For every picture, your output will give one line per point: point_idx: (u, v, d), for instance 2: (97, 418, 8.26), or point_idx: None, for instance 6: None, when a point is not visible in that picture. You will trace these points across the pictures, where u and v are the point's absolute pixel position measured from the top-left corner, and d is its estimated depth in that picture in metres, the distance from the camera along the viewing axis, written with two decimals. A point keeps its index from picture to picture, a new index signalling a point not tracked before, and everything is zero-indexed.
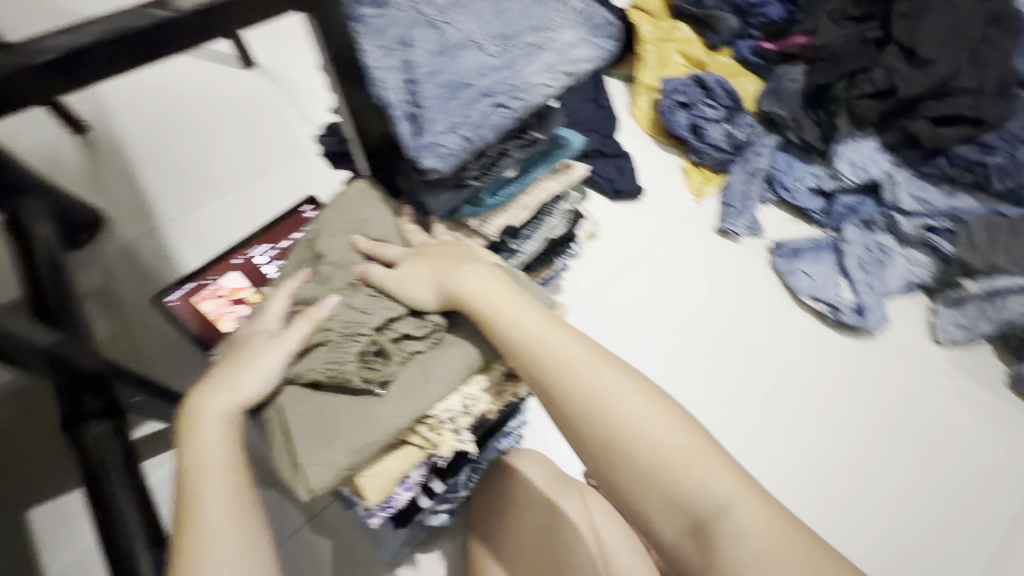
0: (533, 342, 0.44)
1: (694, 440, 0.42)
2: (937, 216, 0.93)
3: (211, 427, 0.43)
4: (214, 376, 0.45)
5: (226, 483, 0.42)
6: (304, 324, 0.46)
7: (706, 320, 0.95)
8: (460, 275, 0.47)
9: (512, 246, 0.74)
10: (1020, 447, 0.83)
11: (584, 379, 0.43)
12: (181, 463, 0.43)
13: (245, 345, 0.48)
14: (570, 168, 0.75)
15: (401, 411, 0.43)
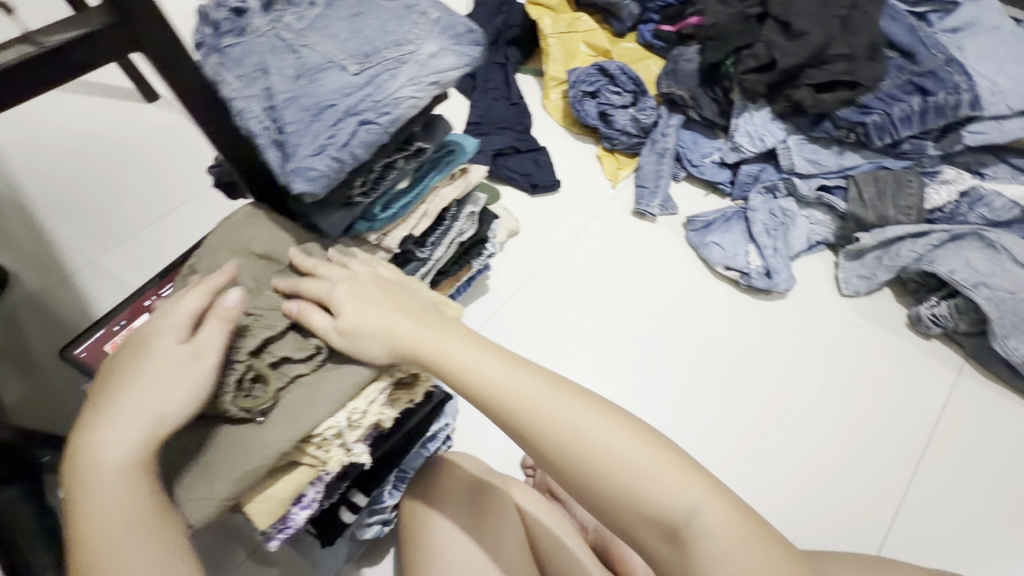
0: (495, 386, 0.47)
1: (658, 452, 0.44)
2: (830, 177, 0.99)
3: (117, 475, 0.41)
4: (118, 414, 0.41)
5: (142, 528, 0.41)
6: (221, 330, 0.46)
7: (630, 301, 0.99)
8: (410, 326, 0.49)
9: (419, 254, 0.76)
10: (921, 383, 0.90)
11: (548, 414, 0.45)
12: (87, 508, 0.41)
13: (148, 358, 0.44)
14: (469, 173, 0.77)
15: (281, 433, 0.45)
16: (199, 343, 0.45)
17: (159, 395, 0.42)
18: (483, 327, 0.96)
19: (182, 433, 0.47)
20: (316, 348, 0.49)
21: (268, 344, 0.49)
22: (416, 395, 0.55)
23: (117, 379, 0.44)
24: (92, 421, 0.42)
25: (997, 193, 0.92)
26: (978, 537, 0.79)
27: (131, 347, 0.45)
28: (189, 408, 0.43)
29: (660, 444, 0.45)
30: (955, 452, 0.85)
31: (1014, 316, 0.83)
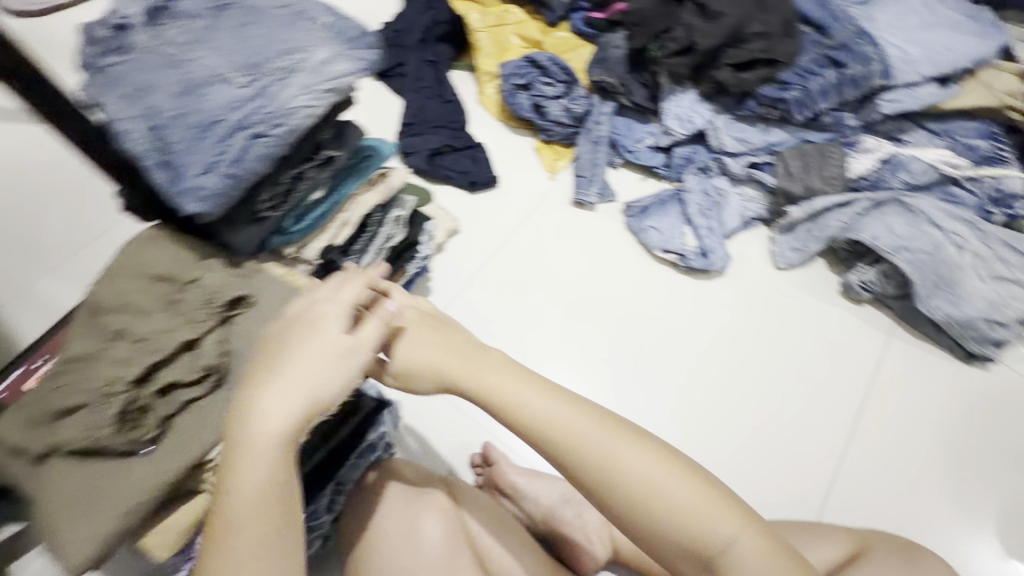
0: (543, 420, 0.49)
1: (694, 484, 0.46)
2: (759, 154, 1.00)
3: (268, 447, 0.45)
4: (282, 388, 0.47)
5: (269, 506, 0.45)
6: (375, 326, 0.52)
7: (573, 291, 0.99)
8: (467, 367, 0.53)
9: (344, 262, 0.75)
10: (854, 347, 0.93)
11: (594, 447, 0.47)
12: (227, 476, 0.45)
13: (313, 339, 0.50)
14: (389, 177, 0.76)
15: (175, 461, 0.48)
16: (358, 340, 0.50)
17: (323, 380, 0.48)
18: None
19: (71, 471, 0.47)
20: (206, 373, 0.51)
21: (155, 370, 0.50)
22: None
23: (283, 349, 0.50)
24: (254, 390, 0.47)
25: (915, 157, 0.95)
26: (914, 492, 0.82)
27: (298, 327, 0.51)
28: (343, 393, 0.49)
29: (698, 476, 0.47)
30: (889, 411, 0.88)
31: (935, 276, 0.87)
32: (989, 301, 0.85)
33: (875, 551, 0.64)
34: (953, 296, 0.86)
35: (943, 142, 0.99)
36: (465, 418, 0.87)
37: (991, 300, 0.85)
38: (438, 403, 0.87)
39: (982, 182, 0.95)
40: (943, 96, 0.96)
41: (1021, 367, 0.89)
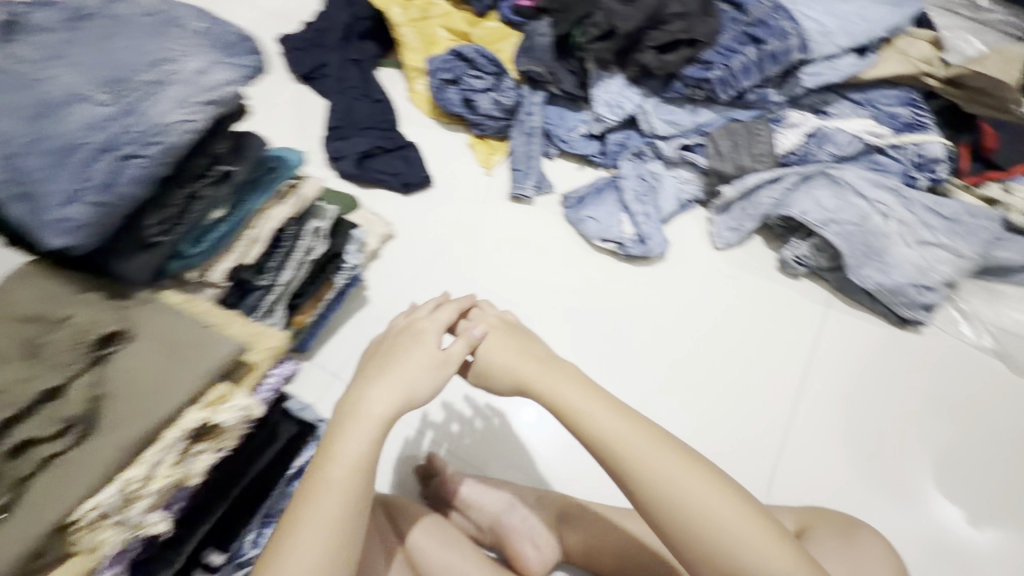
0: (606, 431, 0.55)
1: (750, 523, 0.50)
2: (690, 136, 1.00)
3: (369, 424, 0.53)
4: (386, 381, 0.56)
5: (348, 476, 0.51)
6: (461, 343, 0.61)
7: (515, 290, 0.97)
8: (548, 382, 0.58)
9: (259, 282, 0.71)
10: (794, 322, 0.94)
11: (653, 463, 0.52)
12: (327, 443, 0.53)
13: (412, 346, 0.60)
14: (300, 188, 0.73)
15: (27, 529, 0.39)
16: (448, 354, 0.60)
17: (416, 381, 0.57)
18: (365, 342, 0.91)
19: None
20: (69, 422, 0.42)
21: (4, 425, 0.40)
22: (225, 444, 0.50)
23: (387, 349, 0.60)
24: (362, 379, 0.57)
25: (839, 129, 0.97)
26: (858, 464, 0.83)
27: (402, 337, 0.61)
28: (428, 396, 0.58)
29: (753, 511, 0.51)
30: (831, 386, 0.89)
31: (863, 246, 0.88)
32: (917, 267, 0.87)
33: (813, 530, 0.65)
34: (883, 264, 0.88)
35: (866, 112, 1.00)
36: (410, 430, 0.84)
37: (918, 265, 0.87)
38: None
39: (904, 148, 0.97)
40: (862, 67, 0.97)
41: (950, 329, 0.92)
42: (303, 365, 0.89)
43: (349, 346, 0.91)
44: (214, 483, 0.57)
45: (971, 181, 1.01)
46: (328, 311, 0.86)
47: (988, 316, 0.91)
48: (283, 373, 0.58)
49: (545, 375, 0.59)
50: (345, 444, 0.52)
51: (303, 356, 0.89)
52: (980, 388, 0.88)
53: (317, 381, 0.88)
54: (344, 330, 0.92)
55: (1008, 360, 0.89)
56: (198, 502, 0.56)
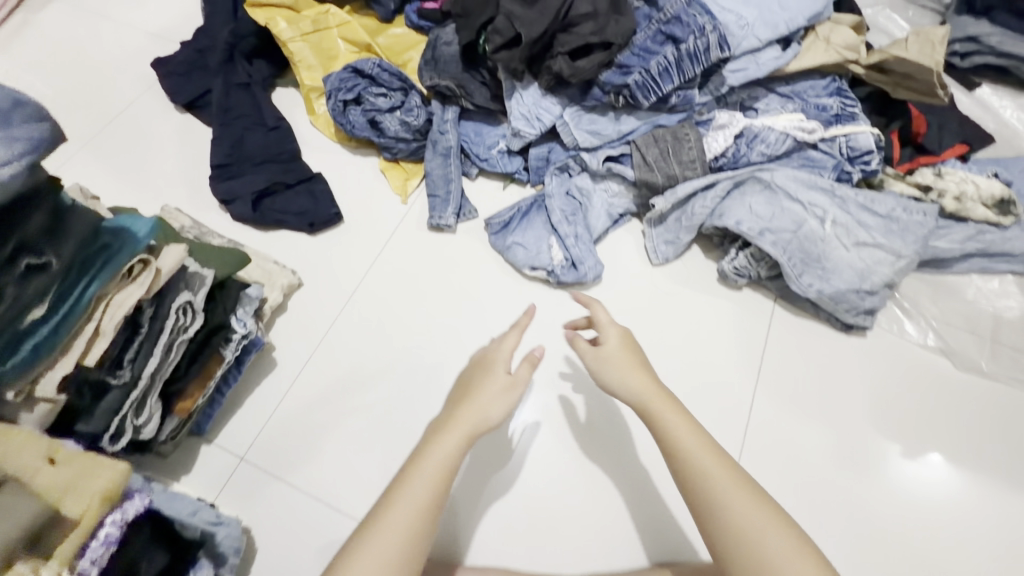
0: (683, 447, 0.61)
1: (786, 538, 0.55)
2: (616, 146, 0.93)
3: (456, 434, 0.65)
4: (469, 402, 0.68)
5: (433, 477, 0.62)
6: (527, 366, 0.71)
7: (444, 332, 0.88)
8: (642, 392, 0.66)
9: (115, 378, 0.59)
10: (741, 337, 0.89)
11: (718, 482, 0.58)
12: (424, 446, 0.65)
13: (490, 372, 0.71)
14: (156, 262, 0.60)
15: None
16: (516, 378, 0.70)
17: (493, 403, 0.68)
18: (275, 412, 0.80)
19: None
20: None
21: None
22: None
23: (474, 376, 0.73)
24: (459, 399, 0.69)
25: (768, 127, 0.92)
26: (811, 487, 0.80)
27: (482, 369, 0.73)
28: (499, 415, 0.67)
29: (791, 532, 0.56)
30: (781, 403, 0.85)
31: (801, 253, 0.83)
32: (856, 271, 0.82)
33: None
34: (822, 270, 0.83)
35: (795, 105, 0.95)
36: (333, 511, 0.75)
37: (857, 269, 0.82)
38: (303, 500, 0.76)
39: (834, 140, 0.93)
40: (786, 59, 0.92)
41: (895, 328, 0.89)
42: (206, 447, 0.78)
43: (257, 420, 0.80)
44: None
45: (904, 170, 0.98)
46: (224, 386, 0.75)
47: (928, 312, 0.89)
48: (125, 514, 0.52)
49: (645, 383, 0.66)
50: (433, 451, 0.64)
51: (204, 436, 0.78)
52: (927, 388, 0.86)
53: (223, 466, 0.77)
54: (251, 401, 0.81)
55: (952, 356, 0.87)
56: None
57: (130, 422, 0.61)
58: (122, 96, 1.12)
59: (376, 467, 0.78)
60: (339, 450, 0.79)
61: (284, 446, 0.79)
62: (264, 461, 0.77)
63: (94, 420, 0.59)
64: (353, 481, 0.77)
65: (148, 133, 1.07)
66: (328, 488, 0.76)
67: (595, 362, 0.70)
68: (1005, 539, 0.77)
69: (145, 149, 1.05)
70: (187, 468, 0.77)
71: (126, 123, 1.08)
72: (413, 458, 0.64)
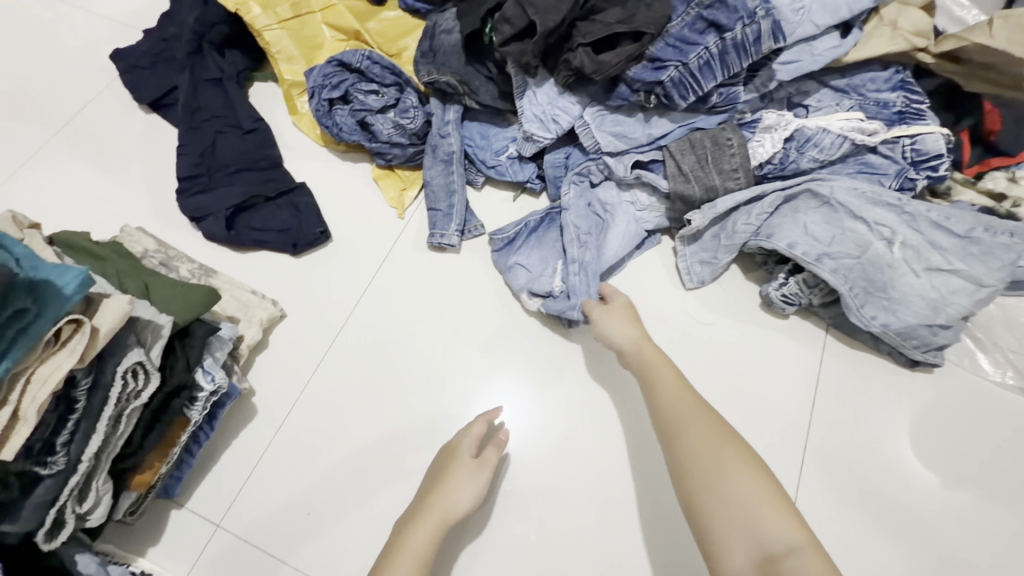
0: (660, 395, 0.63)
1: (748, 476, 0.53)
2: (645, 152, 0.80)
3: (434, 520, 0.62)
4: (443, 485, 0.65)
5: (425, 530, 0.62)
6: (494, 451, 0.68)
7: (448, 369, 0.77)
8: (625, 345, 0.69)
9: (45, 468, 0.48)
10: (788, 372, 0.78)
11: (689, 425, 0.58)
12: (414, 507, 0.65)
13: (456, 456, 0.67)
14: (92, 321, 0.48)
15: None
16: (484, 460, 0.67)
17: (463, 492, 0.64)
18: (257, 467, 0.70)
19: None
20: None
21: None
22: None
23: (439, 458, 0.69)
24: (435, 485, 0.66)
25: (823, 129, 0.78)
26: (874, 552, 0.70)
27: (446, 453, 0.69)
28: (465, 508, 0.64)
29: (757, 476, 0.53)
30: (835, 449, 0.75)
31: (864, 281, 0.74)
32: (927, 303, 0.73)
33: None
34: (888, 302, 0.74)
35: (850, 101, 0.83)
36: None
37: (929, 299, 0.73)
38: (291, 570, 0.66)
39: (897, 142, 0.81)
40: (846, 48, 0.78)
41: (967, 362, 0.78)
42: (178, 511, 0.68)
43: (236, 478, 0.70)
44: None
45: (972, 174, 0.85)
46: (194, 446, 0.65)
47: (1007, 344, 0.77)
48: None
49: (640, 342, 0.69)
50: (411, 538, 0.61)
51: (174, 499, 0.68)
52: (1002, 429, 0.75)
53: (197, 534, 0.67)
54: (229, 456, 0.71)
55: None
56: None
57: (70, 511, 0.51)
58: (81, 93, 0.98)
59: (375, 532, 0.68)
60: (332, 511, 0.69)
61: (268, 509, 0.69)
62: (244, 526, 0.68)
63: (24, 519, 0.48)
64: (348, 549, 0.67)
65: (110, 137, 0.94)
66: (319, 555, 0.67)
67: (601, 318, 0.72)
68: None
69: (106, 158, 0.92)
70: (155, 537, 0.67)
71: (85, 127, 0.95)
72: (414, 503, 0.65)
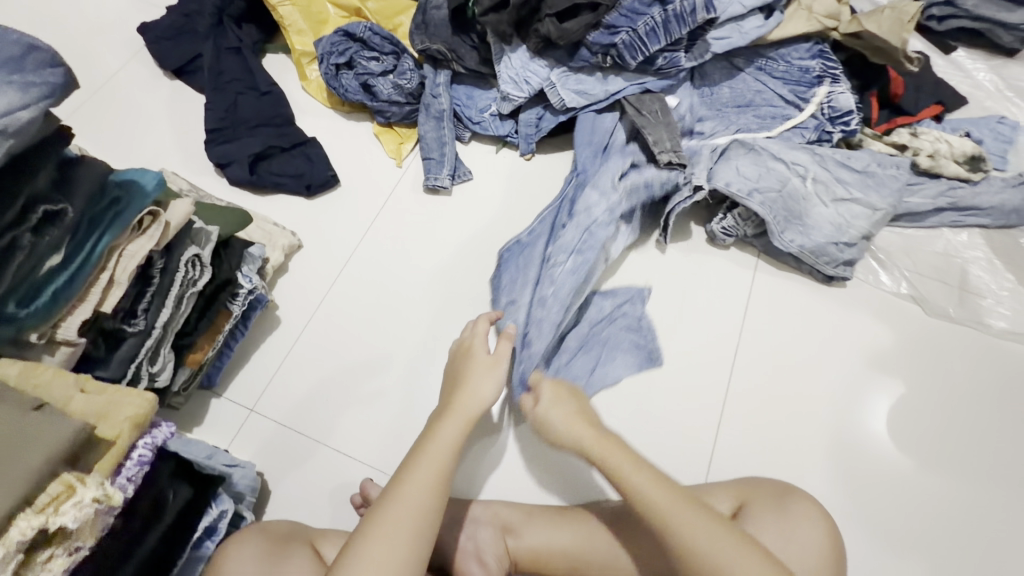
0: (643, 495, 0.59)
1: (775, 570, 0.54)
2: (630, 148, 0.93)
3: (460, 417, 0.67)
4: (469, 383, 0.71)
5: (454, 428, 0.66)
6: (506, 343, 0.76)
7: (442, 288, 0.91)
8: (583, 440, 0.66)
9: (130, 326, 0.61)
10: (727, 290, 0.94)
11: (697, 529, 0.56)
12: (433, 421, 0.68)
13: (473, 355, 0.76)
14: (165, 216, 0.61)
15: None
16: (497, 355, 0.75)
17: (486, 386, 0.71)
18: (281, 366, 0.84)
19: None
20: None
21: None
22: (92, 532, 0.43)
23: (455, 366, 0.77)
24: (461, 386, 0.71)
25: (719, 131, 0.98)
26: (794, 423, 0.84)
27: (462, 358, 0.76)
28: (481, 406, 0.69)
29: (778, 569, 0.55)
30: (765, 345, 0.90)
31: (785, 211, 0.89)
32: (835, 226, 0.89)
33: (750, 504, 0.71)
34: (803, 227, 0.90)
35: (775, 72, 0.99)
36: (340, 455, 0.79)
37: (837, 223, 0.90)
38: (313, 444, 0.80)
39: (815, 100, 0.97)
40: (769, 28, 0.95)
41: (871, 279, 0.94)
42: (217, 400, 0.81)
43: (265, 373, 0.83)
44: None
45: (881, 130, 1.02)
46: (231, 340, 0.78)
47: (902, 263, 0.95)
48: (155, 440, 0.50)
49: (595, 439, 0.65)
50: (442, 430, 0.65)
51: (214, 389, 0.82)
52: (917, 370, 0.88)
53: (234, 417, 0.81)
54: (259, 357, 0.84)
55: (923, 303, 0.92)
56: None
57: (145, 369, 0.64)
58: (111, 61, 1.11)
59: (382, 417, 0.81)
60: (347, 400, 0.82)
61: (292, 398, 0.82)
62: (272, 413, 0.81)
63: (112, 369, 0.61)
64: (361, 429, 0.81)
65: (141, 99, 1.07)
66: (336, 433, 0.80)
67: (546, 409, 0.70)
68: (974, 469, 0.82)
69: (137, 117, 1.05)
70: (199, 419, 0.80)
71: (116, 91, 1.08)
72: (436, 413, 0.69)
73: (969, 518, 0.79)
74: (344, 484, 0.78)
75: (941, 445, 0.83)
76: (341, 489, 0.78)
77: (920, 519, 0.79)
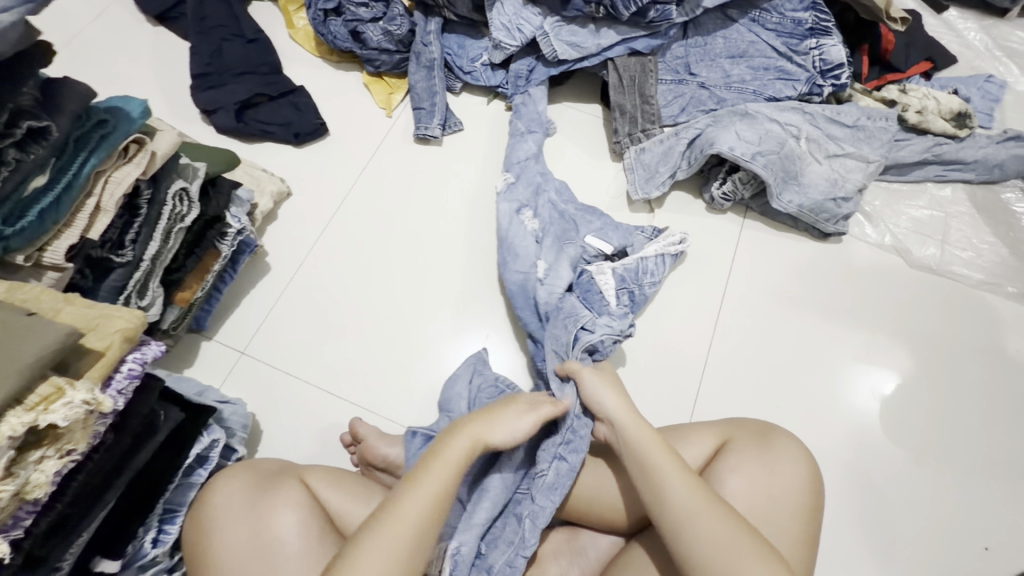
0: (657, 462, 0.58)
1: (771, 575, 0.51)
2: (568, 305, 0.78)
3: (454, 468, 0.57)
4: (484, 426, 0.61)
5: (445, 473, 0.57)
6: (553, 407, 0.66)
7: (432, 237, 0.91)
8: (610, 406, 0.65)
9: (118, 257, 0.61)
10: (716, 241, 0.94)
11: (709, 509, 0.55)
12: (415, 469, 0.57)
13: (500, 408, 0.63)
14: (151, 144, 0.61)
15: None
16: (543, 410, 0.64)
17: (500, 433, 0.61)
18: (271, 312, 0.84)
19: None
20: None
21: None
22: (80, 433, 0.44)
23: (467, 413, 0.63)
24: (461, 432, 0.60)
25: (701, 88, 0.98)
26: (775, 368, 0.87)
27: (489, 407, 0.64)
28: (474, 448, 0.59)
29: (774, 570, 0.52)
30: (752, 294, 0.91)
31: (783, 170, 0.89)
32: (830, 182, 0.90)
33: (733, 440, 0.69)
34: (800, 186, 0.90)
35: (768, 24, 0.99)
36: (330, 395, 0.80)
37: (832, 178, 0.90)
38: (305, 385, 0.80)
39: (808, 53, 0.96)
40: None
41: (857, 232, 0.96)
42: (207, 343, 0.82)
43: (255, 318, 0.84)
44: (86, 487, 0.51)
45: (871, 86, 1.02)
46: (221, 284, 0.78)
47: (888, 218, 0.96)
48: (145, 356, 0.51)
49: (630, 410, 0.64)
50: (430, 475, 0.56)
51: (204, 333, 0.82)
52: (897, 318, 0.90)
53: (225, 358, 0.82)
54: (249, 302, 0.85)
55: (905, 254, 0.94)
56: (69, 512, 0.50)
57: (134, 303, 0.64)
58: (91, 5, 1.08)
59: (372, 360, 0.82)
60: (337, 345, 0.83)
61: (283, 342, 0.83)
62: (263, 355, 0.82)
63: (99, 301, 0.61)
64: (352, 371, 0.81)
65: (123, 44, 1.04)
66: (327, 374, 0.81)
67: (587, 378, 0.68)
68: (947, 410, 0.85)
69: (120, 62, 1.02)
70: (189, 361, 0.81)
71: (97, 35, 1.05)
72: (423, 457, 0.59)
73: (937, 455, 0.82)
74: (336, 424, 0.79)
75: (916, 391, 0.86)
76: (333, 426, 0.79)
77: (890, 454, 0.82)
